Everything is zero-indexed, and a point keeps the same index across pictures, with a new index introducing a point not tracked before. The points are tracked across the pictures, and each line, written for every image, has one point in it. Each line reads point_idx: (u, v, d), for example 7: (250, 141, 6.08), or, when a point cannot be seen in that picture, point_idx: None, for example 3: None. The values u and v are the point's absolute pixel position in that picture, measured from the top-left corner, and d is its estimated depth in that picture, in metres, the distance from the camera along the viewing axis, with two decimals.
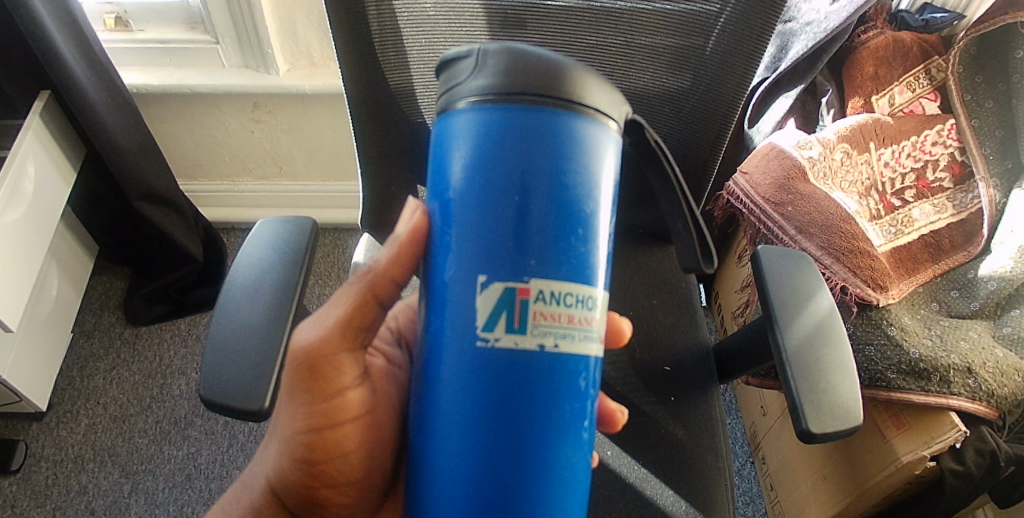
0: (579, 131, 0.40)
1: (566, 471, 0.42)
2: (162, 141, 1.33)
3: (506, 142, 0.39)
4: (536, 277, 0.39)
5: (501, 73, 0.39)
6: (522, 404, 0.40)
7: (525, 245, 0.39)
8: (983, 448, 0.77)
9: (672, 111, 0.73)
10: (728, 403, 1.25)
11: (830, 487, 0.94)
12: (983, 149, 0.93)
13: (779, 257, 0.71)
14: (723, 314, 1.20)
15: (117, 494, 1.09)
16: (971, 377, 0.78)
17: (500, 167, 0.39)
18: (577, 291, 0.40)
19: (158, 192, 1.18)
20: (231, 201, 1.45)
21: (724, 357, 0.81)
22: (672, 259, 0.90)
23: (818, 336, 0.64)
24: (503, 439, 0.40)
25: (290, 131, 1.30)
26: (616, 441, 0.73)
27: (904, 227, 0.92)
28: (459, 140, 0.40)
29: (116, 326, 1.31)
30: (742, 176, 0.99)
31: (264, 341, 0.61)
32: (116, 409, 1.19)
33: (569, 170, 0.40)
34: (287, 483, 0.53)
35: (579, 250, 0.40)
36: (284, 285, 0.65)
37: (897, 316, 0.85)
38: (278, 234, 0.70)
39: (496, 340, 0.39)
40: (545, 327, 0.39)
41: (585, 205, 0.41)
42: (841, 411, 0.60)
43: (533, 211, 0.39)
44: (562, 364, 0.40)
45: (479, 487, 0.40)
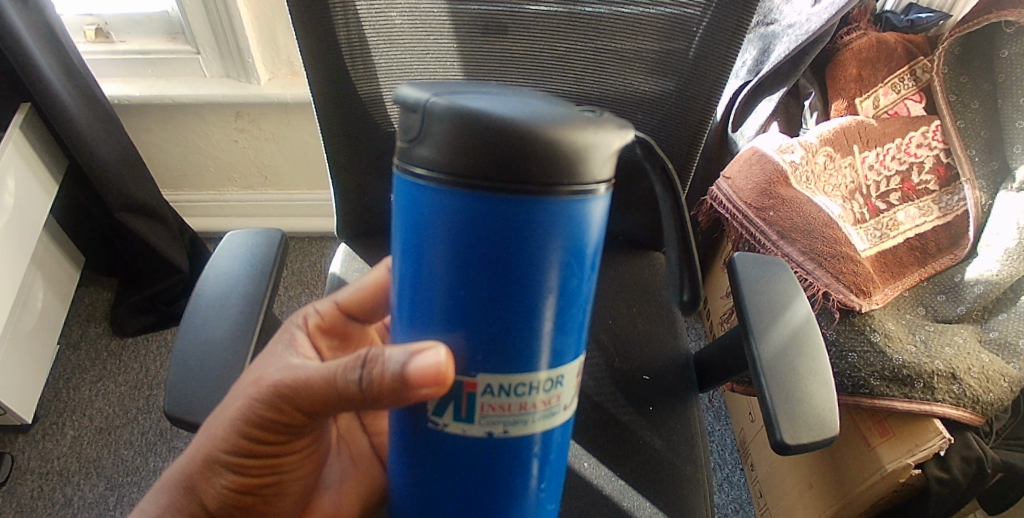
0: (574, 215, 0.34)
1: (528, 506, 0.42)
2: (148, 153, 1.33)
3: (482, 240, 0.33)
4: (481, 370, 0.37)
5: (445, 145, 0.32)
6: (484, 483, 0.40)
7: (499, 353, 0.36)
8: (969, 455, 0.76)
9: (645, 117, 0.72)
10: (717, 410, 1.24)
11: (817, 493, 0.93)
12: (970, 150, 0.91)
13: (753, 265, 0.71)
14: (711, 319, 1.19)
15: (102, 507, 1.08)
16: (956, 383, 0.77)
17: (460, 271, 0.34)
18: (548, 374, 0.38)
19: (141, 202, 1.18)
20: (218, 211, 1.45)
21: (705, 365, 0.79)
22: (653, 266, 0.89)
23: (793, 347, 0.63)
24: (472, 500, 0.40)
25: (274, 140, 1.29)
26: (594, 452, 0.72)
27: (889, 230, 0.90)
28: (431, 230, 0.34)
29: (103, 337, 1.32)
30: (725, 181, 0.97)
31: (228, 354, 0.61)
32: (101, 421, 1.19)
33: (515, 264, 0.34)
34: (216, 494, 0.49)
35: (537, 348, 0.37)
36: (250, 299, 0.66)
37: (881, 321, 0.84)
38: (245, 246, 0.72)
39: (447, 425, 0.39)
40: (493, 417, 0.38)
41: (549, 301, 0.36)
42: (815, 419, 0.59)
43: (508, 317, 0.35)
44: (521, 444, 0.39)
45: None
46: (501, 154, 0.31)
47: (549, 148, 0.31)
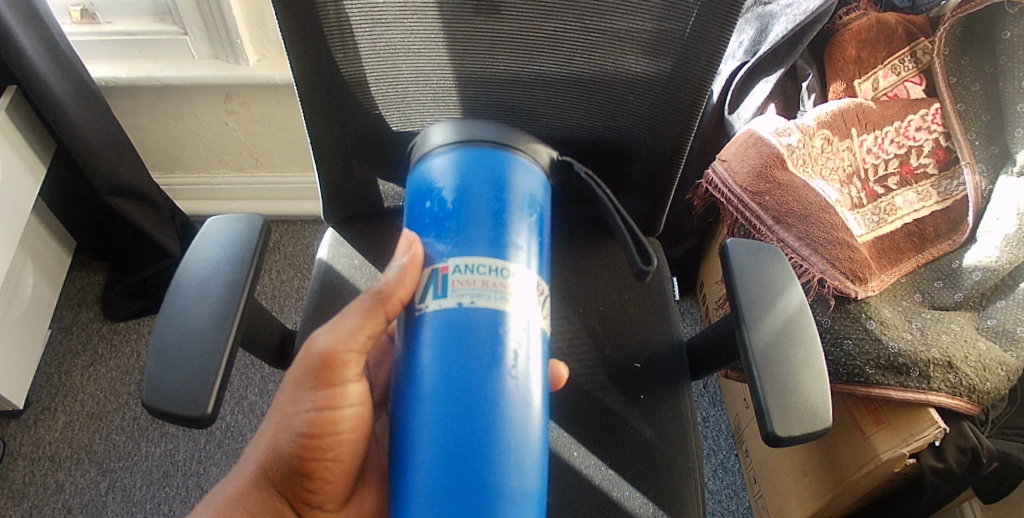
0: (514, 163, 0.55)
1: (504, 398, 0.47)
2: (136, 135, 1.30)
3: (459, 168, 0.53)
4: (454, 254, 0.50)
5: (444, 137, 0.56)
6: (458, 355, 0.47)
7: (466, 241, 0.50)
8: (964, 445, 0.75)
9: (637, 99, 0.70)
10: (712, 395, 1.22)
11: (811, 482, 0.92)
12: (969, 133, 0.89)
13: (747, 251, 0.69)
14: (707, 304, 1.18)
15: (94, 492, 1.10)
16: (952, 372, 0.76)
17: (443, 191, 0.53)
18: (500, 263, 0.49)
19: (129, 185, 1.16)
20: (209, 193, 1.42)
21: (698, 353, 0.77)
22: (648, 252, 0.86)
23: (785, 335, 0.61)
24: (452, 376, 0.47)
25: (264, 123, 1.27)
26: (585, 441, 0.70)
27: (887, 215, 0.88)
28: (429, 175, 0.55)
29: (94, 321, 1.30)
30: (721, 164, 0.94)
31: (208, 345, 0.60)
32: (92, 407, 1.19)
33: (478, 182, 0.52)
34: (283, 455, 0.56)
35: (494, 239, 0.50)
36: (230, 288, 0.64)
37: (877, 309, 0.82)
38: (226, 233, 0.70)
39: (428, 306, 0.49)
40: (461, 289, 0.48)
41: (500, 211, 0.52)
42: (807, 410, 0.58)
43: (473, 215, 0.51)
44: (486, 319, 0.47)
45: (414, 413, 0.47)
46: (473, 130, 0.55)
47: (503, 134, 0.56)
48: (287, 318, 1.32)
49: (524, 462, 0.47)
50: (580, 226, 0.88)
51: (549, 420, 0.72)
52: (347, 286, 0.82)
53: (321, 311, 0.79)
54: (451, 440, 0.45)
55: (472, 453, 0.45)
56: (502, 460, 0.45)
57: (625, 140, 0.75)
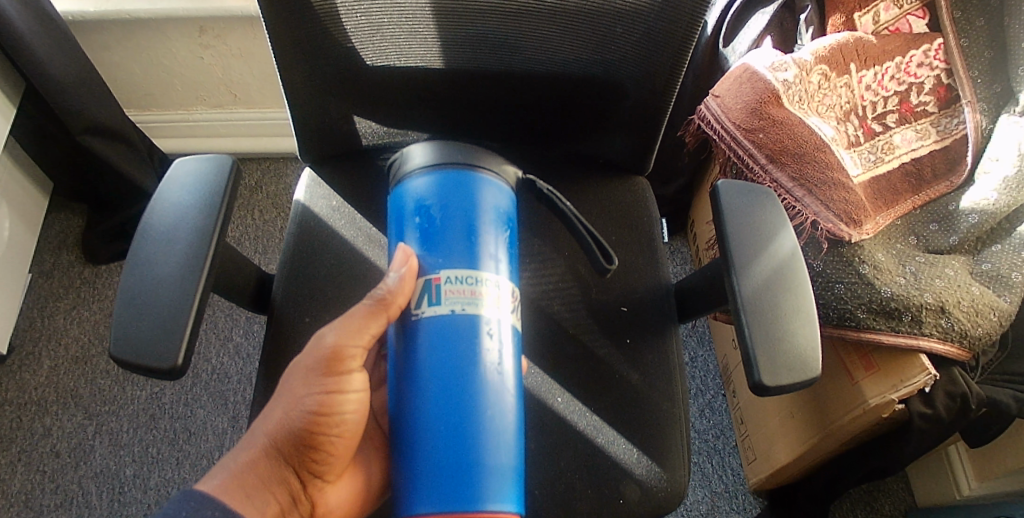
0: (494, 179, 0.54)
1: (495, 398, 0.49)
2: (106, 70, 1.22)
3: (443, 187, 0.52)
4: (445, 267, 0.49)
5: (422, 155, 0.53)
6: (455, 361, 0.48)
7: (453, 257, 0.50)
8: (953, 391, 0.74)
9: (627, 31, 0.63)
10: (700, 335, 1.19)
11: (797, 424, 0.91)
12: (972, 71, 0.84)
13: (739, 193, 0.64)
14: (697, 244, 1.15)
15: (82, 436, 1.11)
16: (944, 317, 0.73)
17: (427, 209, 0.52)
18: (488, 274, 0.50)
19: (103, 125, 1.08)
20: (186, 132, 1.35)
21: (686, 296, 0.74)
22: (637, 190, 0.82)
23: (775, 281, 0.58)
24: (450, 380, 0.48)
25: (241, 57, 1.19)
26: (569, 387, 0.68)
27: (884, 154, 0.85)
28: (411, 194, 0.53)
29: (75, 265, 1.27)
30: (713, 100, 0.89)
31: (175, 296, 0.56)
32: (77, 350, 1.18)
33: (461, 200, 0.52)
34: (288, 439, 0.51)
35: (480, 252, 0.50)
36: (199, 234, 0.59)
37: (871, 252, 0.79)
38: (194, 174, 0.64)
39: (422, 313, 0.49)
40: (454, 298, 0.49)
41: (485, 223, 0.52)
42: (795, 359, 0.54)
43: (458, 231, 0.51)
44: (477, 327, 0.48)
45: (414, 413, 0.49)
46: (453, 146, 0.53)
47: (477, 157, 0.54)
48: (270, 259, 1.29)
49: (514, 455, 0.50)
50: (570, 162, 0.83)
51: (530, 364, 0.69)
52: (328, 232, 0.76)
53: (296, 247, 0.75)
54: (452, 440, 0.47)
55: (473, 451, 0.47)
56: (498, 455, 0.48)
57: (616, 79, 0.69)
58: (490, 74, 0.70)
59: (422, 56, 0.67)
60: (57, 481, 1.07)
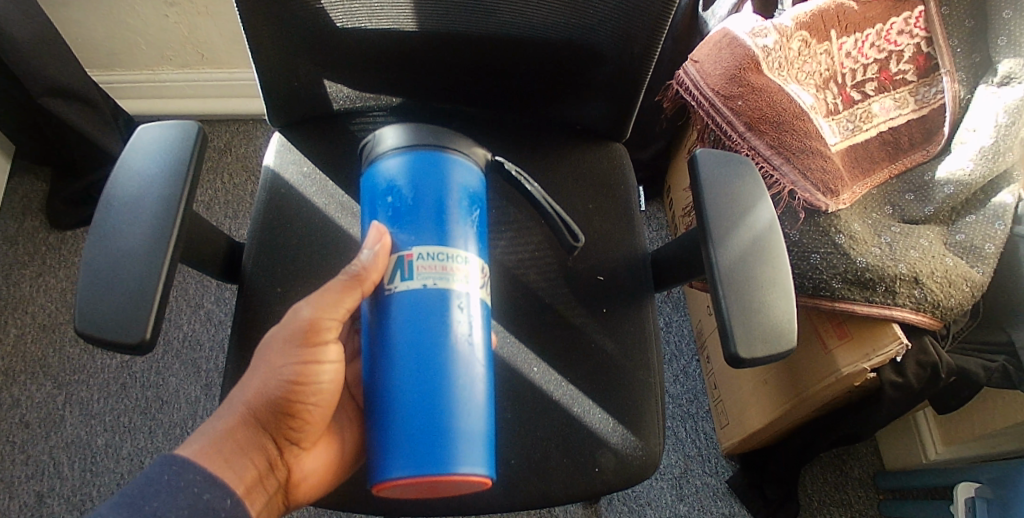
0: (466, 160, 0.51)
1: (469, 371, 0.48)
2: (65, 29, 1.16)
3: (414, 166, 0.49)
4: (417, 245, 0.47)
5: (392, 136, 0.51)
6: (428, 335, 0.46)
7: (425, 235, 0.47)
8: (924, 360, 0.74)
9: None
10: (676, 301, 1.19)
11: (770, 391, 0.91)
12: (951, 39, 0.83)
13: (716, 163, 0.62)
14: (674, 210, 1.14)
15: (51, 406, 1.08)
16: (918, 287, 0.73)
17: (399, 188, 0.49)
18: (460, 249, 0.48)
19: (65, 85, 1.04)
20: (153, 93, 1.30)
21: (661, 265, 0.73)
22: (614, 157, 0.80)
23: (753, 253, 0.57)
24: (424, 354, 0.46)
25: (208, 15, 1.14)
26: (546, 357, 0.67)
27: (862, 123, 0.84)
28: (382, 175, 0.50)
29: (40, 231, 1.22)
30: (693, 65, 0.87)
31: (141, 268, 0.53)
32: (44, 318, 1.14)
33: (434, 179, 0.49)
34: (265, 409, 0.50)
35: (452, 230, 0.48)
36: (166, 203, 0.56)
37: (847, 223, 0.78)
38: (159, 142, 0.60)
39: (394, 289, 0.47)
40: (426, 273, 0.46)
41: (458, 200, 0.49)
42: (772, 332, 0.54)
43: (429, 209, 0.48)
44: (449, 302, 0.46)
45: (388, 386, 0.47)
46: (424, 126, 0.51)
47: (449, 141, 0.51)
48: (240, 224, 1.26)
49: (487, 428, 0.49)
50: (546, 126, 0.81)
51: (505, 333, 0.68)
52: (298, 198, 0.73)
53: (263, 213, 0.73)
54: (427, 412, 0.46)
55: (447, 424, 0.46)
56: (472, 428, 0.47)
57: (593, 42, 0.66)
58: (465, 38, 0.67)
59: (392, 16, 0.64)
60: (27, 451, 1.05)
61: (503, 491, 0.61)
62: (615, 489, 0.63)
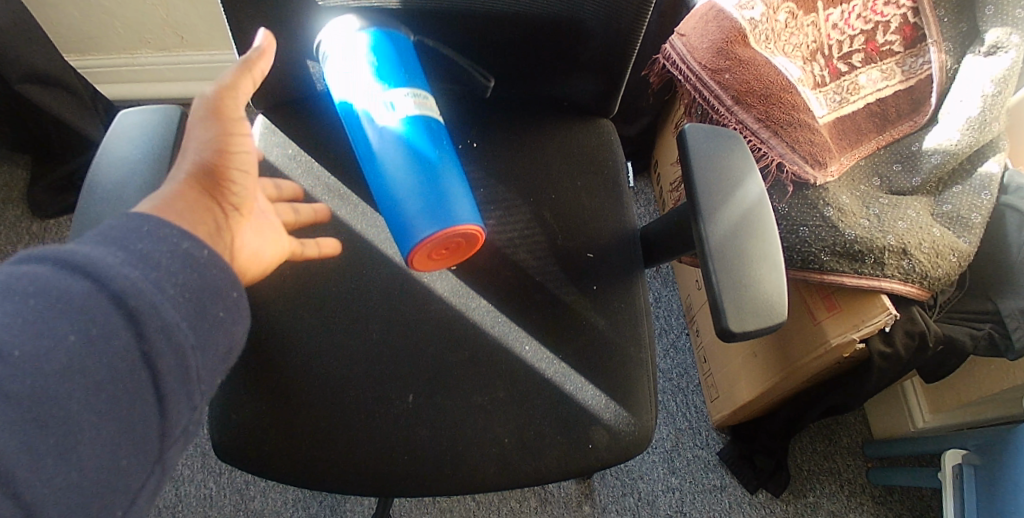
0: (397, 32, 0.65)
1: (450, 162, 0.61)
2: (38, 12, 1.12)
3: (364, 41, 0.62)
4: (386, 86, 0.61)
5: (337, 23, 0.63)
6: (416, 147, 0.60)
7: (387, 77, 0.62)
8: (911, 330, 0.75)
9: None
10: (664, 276, 1.19)
11: (760, 363, 0.92)
12: (938, 9, 0.82)
13: (705, 136, 0.61)
14: (661, 185, 1.14)
15: None
16: (906, 258, 0.74)
17: (354, 60, 0.62)
18: (420, 88, 0.63)
19: (41, 70, 1.01)
20: (132, 76, 1.27)
21: (651, 240, 0.73)
22: (600, 132, 0.79)
23: (742, 228, 0.57)
24: (414, 149, 0.60)
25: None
26: (538, 335, 0.67)
27: (849, 94, 0.84)
28: (338, 52, 0.63)
29: (22, 220, 1.19)
30: (678, 38, 0.86)
31: None
32: None
33: (387, 45, 0.63)
34: (201, 175, 0.46)
35: (407, 75, 0.63)
36: (151, 186, 0.55)
37: (835, 195, 0.78)
38: (140, 125, 0.59)
39: (378, 117, 0.61)
40: (400, 100, 0.61)
41: (404, 62, 0.63)
42: (762, 305, 0.54)
43: (384, 66, 0.62)
44: (427, 121, 0.62)
45: (396, 184, 0.59)
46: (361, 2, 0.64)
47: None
48: None
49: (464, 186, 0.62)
50: (532, 103, 0.80)
51: (497, 312, 0.68)
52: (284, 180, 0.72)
53: None
54: (432, 191, 0.59)
55: (447, 192, 0.59)
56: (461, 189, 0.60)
57: (580, 16, 0.65)
58: (450, 13, 0.66)
59: None
60: None
61: (499, 468, 0.61)
62: (608, 464, 0.64)
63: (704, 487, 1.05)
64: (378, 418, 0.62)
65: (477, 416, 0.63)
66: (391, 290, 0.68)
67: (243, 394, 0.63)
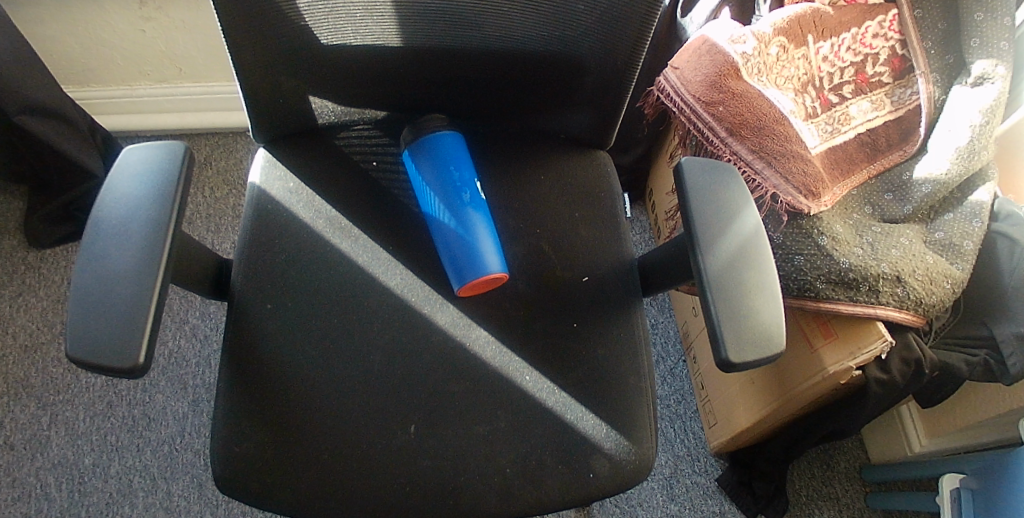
0: None
1: None
2: (40, 46, 1.14)
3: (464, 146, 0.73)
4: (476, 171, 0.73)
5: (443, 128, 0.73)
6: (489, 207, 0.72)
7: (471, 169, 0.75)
8: (908, 357, 0.76)
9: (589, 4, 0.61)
10: (661, 304, 1.20)
11: (757, 391, 0.92)
12: (925, 42, 0.84)
13: (702, 169, 0.63)
14: (657, 213, 1.15)
15: (35, 427, 1.07)
16: (900, 286, 0.75)
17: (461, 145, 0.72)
18: None
19: (42, 103, 1.03)
20: (130, 108, 1.29)
21: (649, 270, 0.74)
22: (597, 164, 0.80)
23: (739, 259, 0.58)
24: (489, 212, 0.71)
25: (186, 30, 1.14)
26: (537, 364, 0.67)
27: (841, 125, 0.86)
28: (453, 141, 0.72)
29: (18, 250, 1.20)
30: (672, 71, 0.88)
31: (133, 290, 0.53)
32: (25, 339, 1.13)
33: None
34: None
35: None
36: (155, 221, 0.56)
37: (829, 224, 0.80)
38: (147, 163, 0.60)
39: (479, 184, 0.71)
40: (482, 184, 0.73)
41: None
42: (761, 335, 0.55)
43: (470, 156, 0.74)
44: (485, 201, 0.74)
45: (488, 228, 0.69)
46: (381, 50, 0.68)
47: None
48: (224, 239, 1.25)
49: None
50: (529, 136, 0.81)
51: (496, 342, 0.68)
52: (285, 213, 0.73)
53: (246, 232, 0.72)
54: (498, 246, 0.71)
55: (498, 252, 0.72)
56: None
57: (576, 53, 0.67)
58: (448, 49, 0.67)
59: (374, 30, 0.64)
60: (12, 474, 1.03)
61: (500, 498, 0.62)
62: (609, 494, 0.64)
63: (704, 514, 1.04)
64: (377, 449, 0.63)
65: (477, 447, 0.63)
66: (391, 321, 0.68)
67: (243, 426, 0.63)
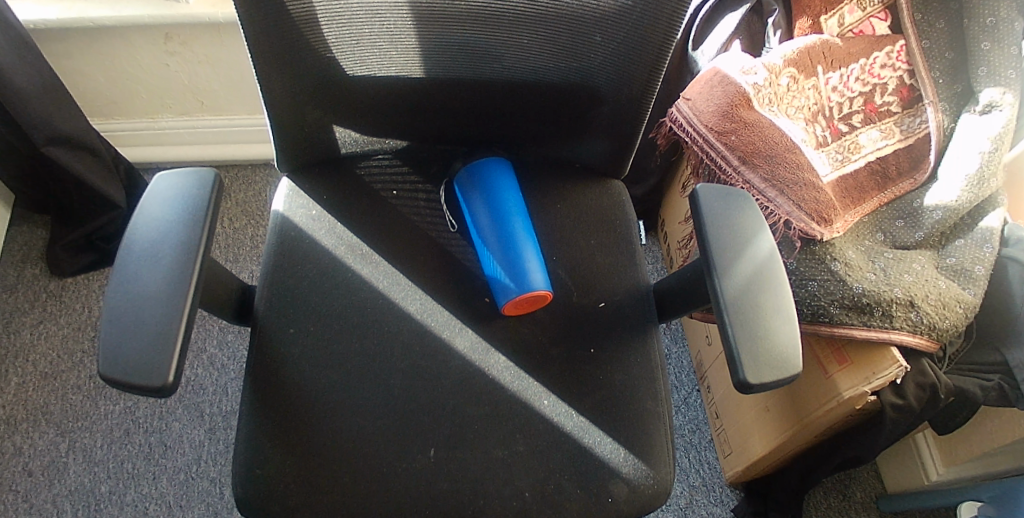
0: None
1: None
2: (69, 80, 1.19)
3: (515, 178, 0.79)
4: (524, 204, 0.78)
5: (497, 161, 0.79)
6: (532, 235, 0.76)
7: None
8: (922, 382, 0.76)
9: (604, 40, 0.64)
10: (675, 333, 1.21)
11: (773, 418, 0.93)
12: (933, 71, 0.87)
13: (718, 196, 0.65)
14: (670, 243, 1.17)
15: (53, 453, 1.09)
16: (913, 311, 0.76)
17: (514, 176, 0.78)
18: None
19: (71, 135, 1.07)
20: (152, 139, 1.33)
21: (664, 297, 0.75)
22: (613, 194, 0.83)
23: (755, 283, 0.59)
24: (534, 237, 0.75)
25: (211, 65, 1.19)
26: (555, 390, 0.69)
27: (851, 153, 0.88)
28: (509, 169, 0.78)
29: (40, 279, 1.24)
30: (684, 102, 0.91)
31: (164, 313, 0.55)
32: (46, 366, 1.16)
33: None
34: None
35: None
36: (185, 246, 0.59)
37: (842, 250, 0.81)
38: (177, 188, 0.63)
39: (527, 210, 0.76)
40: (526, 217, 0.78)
41: None
42: (778, 358, 0.56)
43: None
44: None
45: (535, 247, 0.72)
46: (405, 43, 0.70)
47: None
48: (242, 267, 1.28)
49: None
50: (546, 166, 0.84)
51: (515, 369, 0.70)
52: (309, 242, 0.75)
53: (271, 263, 0.75)
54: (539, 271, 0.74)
55: None
56: None
57: (592, 86, 0.69)
58: (468, 81, 0.70)
59: (398, 62, 0.67)
60: (30, 500, 1.05)
61: None
62: None
63: None
64: (398, 474, 0.64)
65: (497, 473, 0.65)
66: (411, 347, 0.70)
67: (267, 451, 0.65)
